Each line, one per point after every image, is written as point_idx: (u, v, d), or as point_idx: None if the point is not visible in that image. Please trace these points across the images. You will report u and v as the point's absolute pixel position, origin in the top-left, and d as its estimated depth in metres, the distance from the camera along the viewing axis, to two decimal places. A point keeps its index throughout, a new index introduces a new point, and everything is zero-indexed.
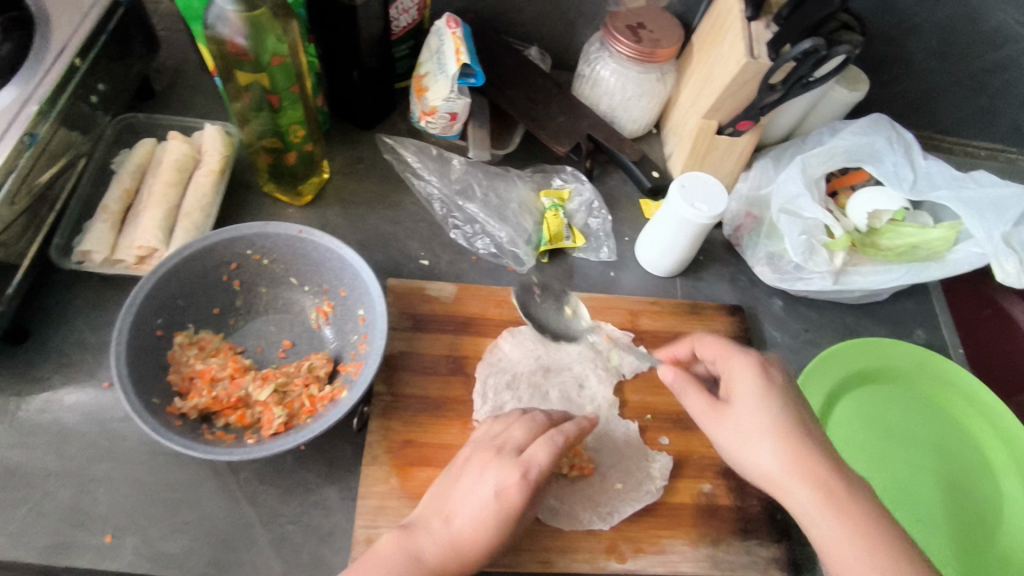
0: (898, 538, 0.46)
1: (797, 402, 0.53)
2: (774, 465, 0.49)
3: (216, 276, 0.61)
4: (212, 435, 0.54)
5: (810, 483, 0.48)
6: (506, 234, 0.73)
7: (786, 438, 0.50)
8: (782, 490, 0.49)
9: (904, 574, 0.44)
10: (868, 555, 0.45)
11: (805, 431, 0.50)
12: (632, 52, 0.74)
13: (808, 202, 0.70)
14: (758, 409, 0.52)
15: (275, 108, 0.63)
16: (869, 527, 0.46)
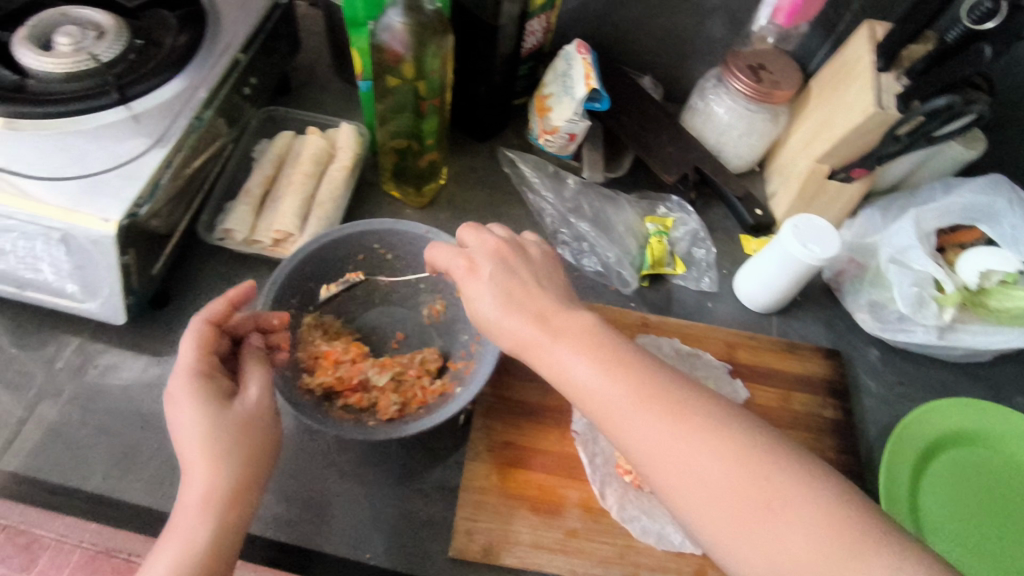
0: (692, 401, 0.44)
1: (502, 280, 0.51)
2: (515, 333, 0.49)
3: (345, 266, 0.66)
4: (335, 413, 0.57)
5: (583, 353, 0.47)
6: (612, 254, 0.76)
7: (534, 318, 0.49)
8: (544, 360, 0.48)
9: (674, 432, 0.43)
10: (649, 419, 0.43)
11: (568, 322, 0.49)
12: (750, 90, 0.76)
13: (919, 254, 0.70)
14: (480, 298, 0.51)
15: (416, 115, 0.67)
16: (648, 390, 0.45)
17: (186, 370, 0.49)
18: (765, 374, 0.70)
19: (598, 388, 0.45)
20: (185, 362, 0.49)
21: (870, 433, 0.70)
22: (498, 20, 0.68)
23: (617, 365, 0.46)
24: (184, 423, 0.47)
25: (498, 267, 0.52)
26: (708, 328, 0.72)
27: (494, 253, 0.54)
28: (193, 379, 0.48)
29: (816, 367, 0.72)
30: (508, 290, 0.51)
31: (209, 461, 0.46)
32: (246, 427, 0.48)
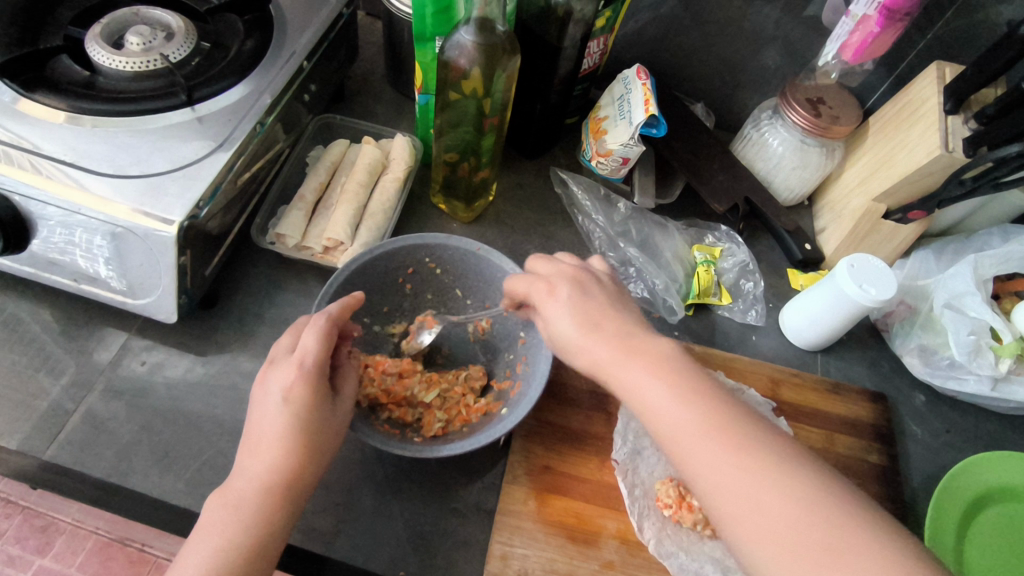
0: (764, 443, 0.43)
1: (580, 304, 0.52)
2: (590, 352, 0.50)
3: (395, 278, 0.66)
4: (380, 426, 0.57)
5: (661, 378, 0.46)
6: (660, 281, 0.75)
7: (612, 339, 0.50)
8: (616, 379, 0.48)
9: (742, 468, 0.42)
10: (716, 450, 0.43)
11: (646, 345, 0.49)
12: (809, 124, 0.75)
13: (976, 301, 0.69)
14: (557, 320, 0.52)
15: (478, 131, 0.67)
16: (719, 422, 0.44)
17: (303, 367, 0.50)
18: (809, 414, 0.68)
19: (668, 410, 0.45)
20: (306, 359, 0.50)
21: (914, 481, 0.68)
22: (563, 42, 0.68)
23: (687, 390, 0.46)
24: (278, 412, 0.49)
25: (575, 292, 0.53)
26: (752, 362, 0.71)
27: (573, 279, 0.54)
28: (306, 379, 0.50)
29: (863, 410, 0.70)
30: (585, 314, 0.52)
31: (286, 450, 0.48)
32: (312, 421, 0.49)
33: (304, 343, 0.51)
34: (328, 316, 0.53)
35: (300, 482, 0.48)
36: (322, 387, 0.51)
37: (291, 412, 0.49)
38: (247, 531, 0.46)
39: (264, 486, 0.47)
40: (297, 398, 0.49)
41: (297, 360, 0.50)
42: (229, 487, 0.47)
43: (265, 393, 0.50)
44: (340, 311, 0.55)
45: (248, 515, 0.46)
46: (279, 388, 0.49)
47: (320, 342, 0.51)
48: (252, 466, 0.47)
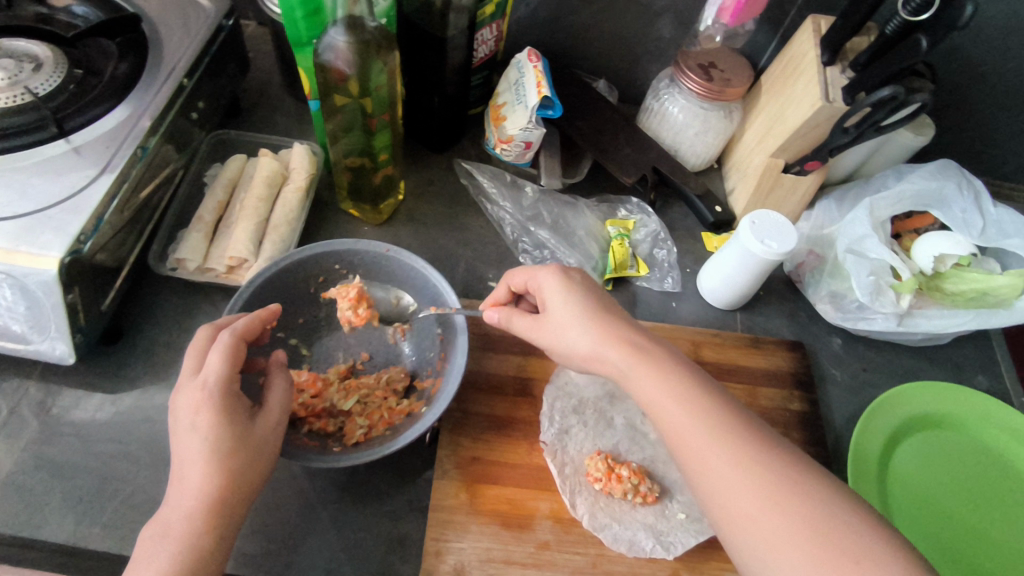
0: (773, 450, 0.46)
1: (592, 296, 0.56)
2: (599, 349, 0.52)
3: (306, 288, 0.65)
4: (299, 441, 0.56)
5: (673, 384, 0.49)
6: (575, 260, 0.75)
7: (627, 346, 0.52)
8: (632, 385, 0.51)
9: (758, 472, 0.44)
10: (731, 457, 0.45)
11: (662, 354, 0.51)
12: (702, 89, 0.76)
13: (875, 244, 0.71)
14: (560, 299, 0.55)
15: (371, 131, 0.66)
16: (733, 430, 0.46)
17: (206, 389, 0.48)
18: (731, 372, 0.70)
19: (678, 415, 0.48)
20: (210, 379, 0.49)
21: (836, 423, 0.71)
22: (446, 32, 0.67)
23: (702, 397, 0.48)
24: (191, 436, 0.47)
25: (586, 280, 0.57)
26: (672, 328, 0.72)
27: (583, 278, 0.57)
28: (212, 398, 0.48)
29: (781, 360, 0.72)
30: (595, 322, 0.53)
31: (209, 470, 0.45)
32: (230, 441, 0.47)
33: (209, 366, 0.49)
34: (237, 332, 0.52)
35: (226, 505, 0.46)
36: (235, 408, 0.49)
37: (204, 433, 0.47)
38: (172, 560, 0.43)
39: (190, 514, 0.45)
40: (204, 423, 0.47)
41: (203, 381, 0.49)
42: (160, 517, 0.45)
43: (176, 417, 0.48)
44: (247, 325, 0.54)
45: (179, 540, 0.44)
46: (188, 411, 0.47)
47: (225, 361, 0.50)
48: (179, 494, 0.45)
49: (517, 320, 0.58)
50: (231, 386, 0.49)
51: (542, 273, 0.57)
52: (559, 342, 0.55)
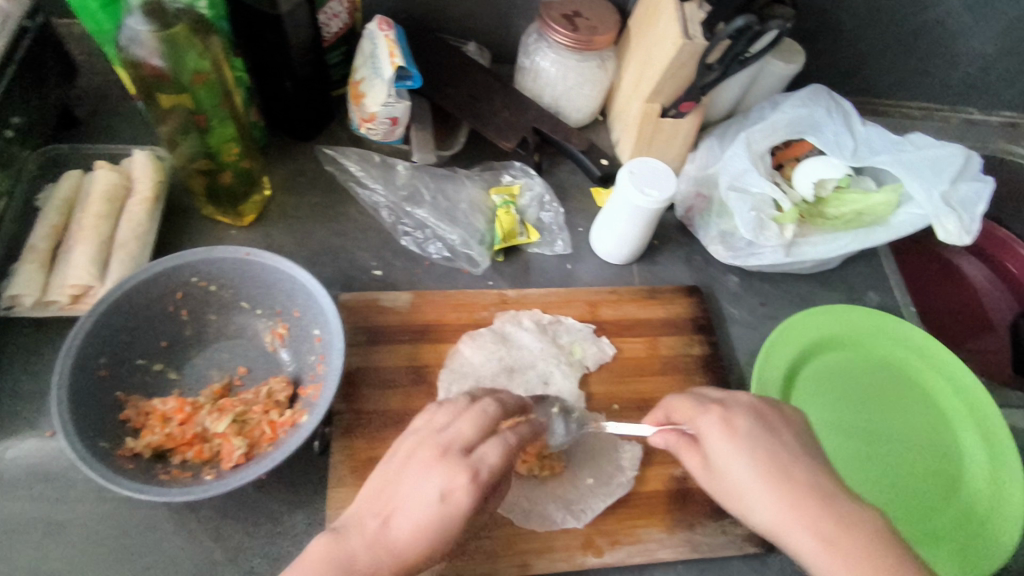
0: (911, 567, 0.42)
1: (766, 441, 0.48)
2: (743, 483, 0.47)
3: (162, 307, 0.60)
4: (168, 474, 0.53)
5: (803, 519, 0.44)
6: (457, 236, 0.73)
7: (776, 479, 0.46)
8: (753, 513, 0.47)
9: None
10: (866, 571, 0.42)
11: (798, 470, 0.47)
12: (570, 41, 0.73)
13: (754, 178, 0.70)
14: (730, 455, 0.48)
15: (202, 129, 0.60)
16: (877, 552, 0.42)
17: (476, 477, 0.46)
18: (629, 326, 0.69)
19: (812, 551, 0.44)
20: (485, 470, 0.47)
21: (739, 362, 0.71)
22: (279, 9, 0.61)
23: (852, 505, 0.45)
24: (417, 490, 0.47)
25: (759, 426, 0.49)
26: (568, 292, 0.70)
27: (748, 408, 0.51)
28: (472, 492, 0.46)
29: (678, 307, 0.71)
30: (771, 455, 0.48)
31: (418, 534, 0.45)
32: (451, 502, 0.45)
33: (460, 430, 0.49)
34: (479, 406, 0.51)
35: (419, 571, 0.46)
36: (450, 508, 0.45)
37: (454, 506, 0.45)
38: None
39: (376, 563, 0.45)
40: (455, 499, 0.45)
41: (476, 465, 0.47)
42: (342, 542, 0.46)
43: (415, 490, 0.47)
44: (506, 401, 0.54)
45: None
46: (419, 474, 0.47)
47: (469, 435, 0.49)
48: (387, 536, 0.46)
49: (686, 457, 0.52)
50: (452, 489, 0.46)
51: (704, 419, 0.50)
52: (741, 505, 0.48)
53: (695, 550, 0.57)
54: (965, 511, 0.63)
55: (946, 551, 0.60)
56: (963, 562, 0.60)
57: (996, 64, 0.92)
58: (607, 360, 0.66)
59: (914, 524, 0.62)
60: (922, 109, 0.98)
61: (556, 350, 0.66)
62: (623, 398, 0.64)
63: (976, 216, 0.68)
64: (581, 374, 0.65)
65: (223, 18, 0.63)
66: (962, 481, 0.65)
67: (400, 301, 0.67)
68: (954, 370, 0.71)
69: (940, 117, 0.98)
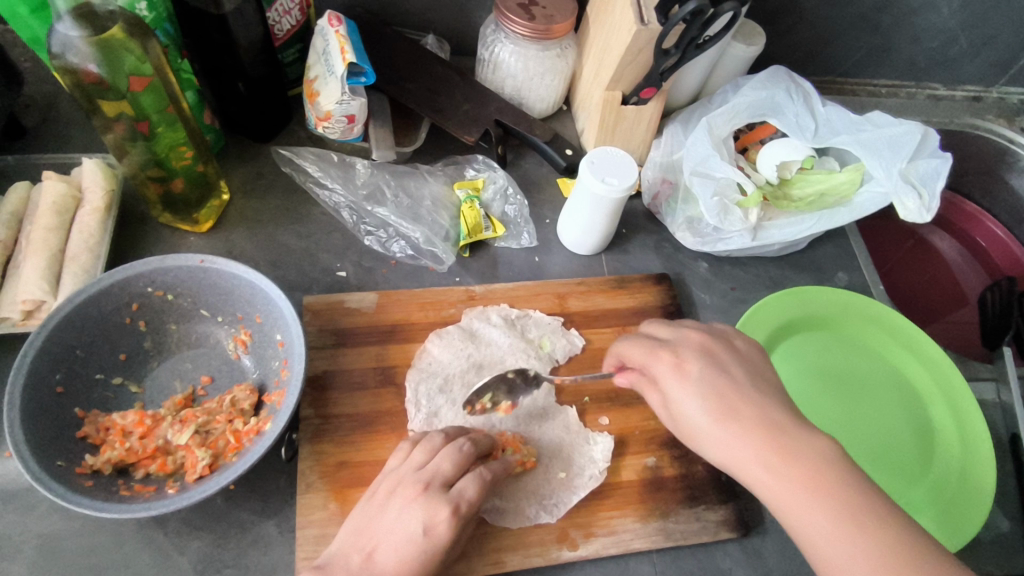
0: (842, 478, 0.47)
1: (715, 379, 0.52)
2: (694, 417, 0.51)
3: (118, 319, 0.58)
4: (130, 490, 0.51)
5: (751, 443, 0.49)
6: (420, 234, 0.72)
7: (723, 411, 0.51)
8: (706, 446, 0.51)
9: (846, 507, 0.46)
10: (801, 484, 0.47)
11: (744, 403, 0.51)
12: (528, 30, 0.72)
13: (717, 162, 0.70)
14: (683, 395, 0.52)
15: (147, 137, 0.59)
16: (813, 468, 0.47)
17: (456, 512, 0.49)
18: (598, 317, 0.68)
19: (759, 466, 0.48)
20: (465, 502, 0.50)
21: None
22: (223, 7, 0.60)
23: (795, 434, 0.49)
24: (399, 526, 0.49)
25: (708, 368, 0.53)
26: (536, 285, 0.70)
27: (701, 351, 0.54)
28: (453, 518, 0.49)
29: (647, 295, 0.71)
30: (717, 392, 0.52)
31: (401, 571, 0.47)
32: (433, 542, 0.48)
33: (439, 466, 0.51)
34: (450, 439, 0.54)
35: None
36: (438, 537, 0.48)
37: (433, 540, 0.48)
38: None
39: None
40: (438, 534, 0.48)
41: (456, 498, 0.50)
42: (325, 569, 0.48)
43: (399, 525, 0.49)
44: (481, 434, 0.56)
45: None
46: (398, 507, 0.50)
47: (445, 468, 0.52)
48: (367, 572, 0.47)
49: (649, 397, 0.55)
50: (435, 516, 0.49)
51: (657, 365, 0.54)
52: (692, 438, 0.52)
53: (669, 538, 0.57)
54: (936, 484, 0.63)
55: (918, 524, 0.61)
56: (940, 533, 0.60)
57: (958, 38, 0.92)
58: (577, 352, 0.66)
59: (893, 498, 0.63)
60: (888, 87, 0.98)
61: (525, 345, 0.65)
62: (594, 390, 0.64)
63: (937, 192, 0.69)
64: (551, 367, 0.65)
65: (168, 19, 0.61)
66: (937, 451, 0.66)
67: (365, 301, 0.66)
68: (925, 346, 0.72)
69: (904, 94, 0.99)
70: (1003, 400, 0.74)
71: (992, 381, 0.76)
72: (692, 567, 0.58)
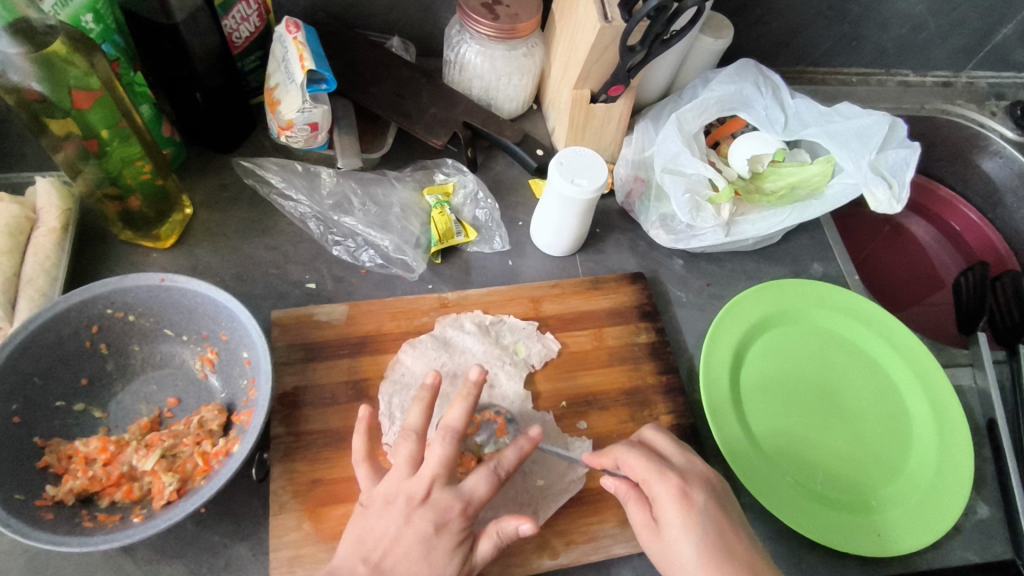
0: None
1: (718, 520, 0.50)
2: (680, 549, 0.49)
3: (78, 343, 0.56)
4: (94, 520, 0.49)
5: None
6: (390, 242, 0.71)
7: (715, 557, 0.48)
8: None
9: None
10: None
11: (739, 554, 0.49)
12: (492, 31, 0.70)
13: (688, 159, 0.70)
14: (682, 529, 0.49)
15: (98, 154, 0.57)
16: None
17: (467, 511, 0.50)
18: (574, 320, 0.68)
19: None
20: (474, 503, 0.50)
21: (687, 345, 0.70)
22: (174, 18, 0.58)
23: None
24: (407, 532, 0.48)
25: (711, 502, 0.51)
26: (509, 290, 0.69)
27: (703, 481, 0.52)
28: (463, 520, 0.50)
29: (622, 295, 0.70)
30: (716, 535, 0.49)
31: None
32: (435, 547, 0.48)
33: (433, 465, 0.51)
34: (453, 431, 0.52)
35: None
36: (449, 537, 0.49)
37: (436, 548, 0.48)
38: None
39: None
40: (445, 532, 0.49)
41: (465, 499, 0.50)
42: None
43: (407, 528, 0.48)
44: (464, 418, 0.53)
45: None
46: (399, 514, 0.49)
47: (444, 465, 0.51)
48: None
49: (632, 510, 0.52)
50: (446, 522, 0.49)
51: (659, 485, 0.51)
52: (670, 565, 0.49)
53: None
54: (915, 477, 0.64)
55: (900, 519, 0.61)
56: (921, 527, 0.60)
57: (926, 24, 0.92)
58: (553, 356, 0.65)
59: (866, 492, 0.62)
60: (858, 75, 0.98)
61: (500, 351, 0.64)
62: (571, 393, 0.63)
63: (906, 182, 0.69)
64: (527, 373, 0.64)
65: (116, 31, 0.59)
66: (910, 446, 0.66)
67: (334, 314, 0.64)
68: (899, 337, 0.72)
69: (875, 82, 0.99)
70: (979, 385, 0.74)
71: (968, 366, 0.75)
72: None
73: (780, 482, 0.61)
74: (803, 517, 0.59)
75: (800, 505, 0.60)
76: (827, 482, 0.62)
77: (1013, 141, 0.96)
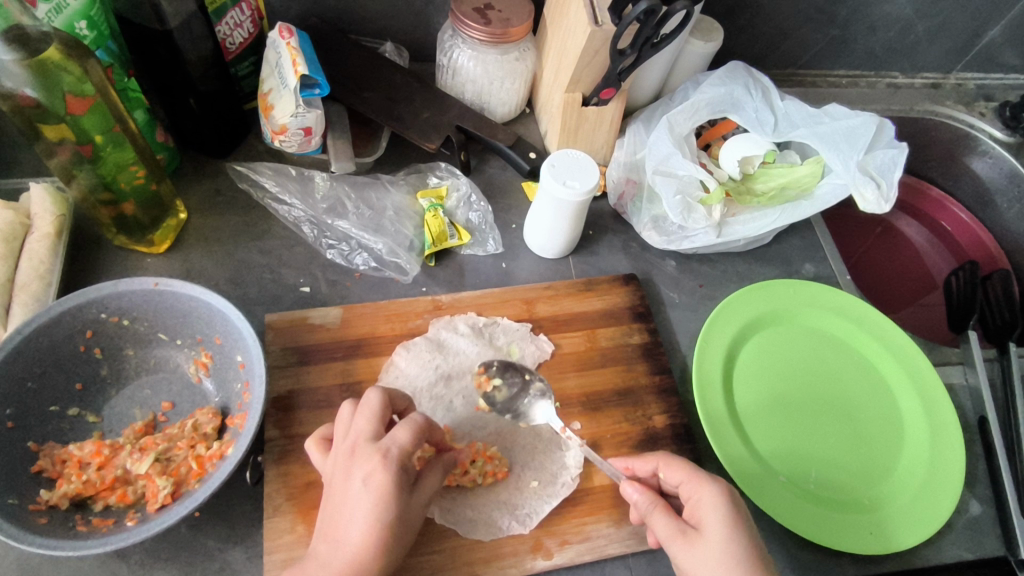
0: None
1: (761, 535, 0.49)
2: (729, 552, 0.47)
3: (71, 347, 0.56)
4: (88, 525, 0.49)
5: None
6: (383, 245, 0.71)
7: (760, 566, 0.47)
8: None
9: None
10: None
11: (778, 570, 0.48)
12: (484, 35, 0.71)
13: (680, 160, 0.70)
14: (724, 529, 0.48)
15: (91, 160, 0.58)
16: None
17: (388, 455, 0.47)
18: (567, 321, 0.68)
19: None
20: (393, 450, 0.47)
21: (680, 346, 0.71)
22: (167, 24, 0.58)
23: None
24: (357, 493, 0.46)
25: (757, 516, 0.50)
26: (503, 292, 0.69)
27: None
28: (386, 467, 0.46)
29: (617, 297, 0.70)
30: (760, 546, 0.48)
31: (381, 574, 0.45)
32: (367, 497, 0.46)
33: (360, 425, 0.49)
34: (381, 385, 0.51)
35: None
36: (376, 492, 0.46)
37: (371, 499, 0.46)
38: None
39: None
40: (377, 482, 0.46)
41: (385, 447, 0.47)
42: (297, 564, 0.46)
43: (347, 492, 0.46)
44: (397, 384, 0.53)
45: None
46: (336, 482, 0.47)
47: (373, 422, 0.49)
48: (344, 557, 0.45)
49: (657, 519, 0.51)
50: (368, 470, 0.46)
51: (709, 490, 0.50)
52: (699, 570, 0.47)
53: (644, 541, 0.57)
54: (909, 474, 0.64)
55: (897, 515, 0.61)
56: (918, 523, 0.61)
57: (914, 27, 0.93)
58: (546, 357, 0.65)
59: (862, 492, 0.63)
60: (849, 78, 1.00)
61: (493, 353, 0.65)
62: (564, 395, 0.63)
63: (895, 182, 0.70)
64: None
65: (111, 38, 0.60)
66: (903, 444, 0.66)
67: (328, 317, 0.65)
68: (887, 333, 0.73)
69: (865, 84, 1.00)
70: (970, 384, 0.74)
71: (960, 364, 0.76)
72: (668, 568, 0.58)
73: (774, 482, 0.61)
74: (801, 518, 0.59)
75: (794, 504, 0.60)
76: (820, 481, 0.63)
77: (1002, 141, 0.97)
